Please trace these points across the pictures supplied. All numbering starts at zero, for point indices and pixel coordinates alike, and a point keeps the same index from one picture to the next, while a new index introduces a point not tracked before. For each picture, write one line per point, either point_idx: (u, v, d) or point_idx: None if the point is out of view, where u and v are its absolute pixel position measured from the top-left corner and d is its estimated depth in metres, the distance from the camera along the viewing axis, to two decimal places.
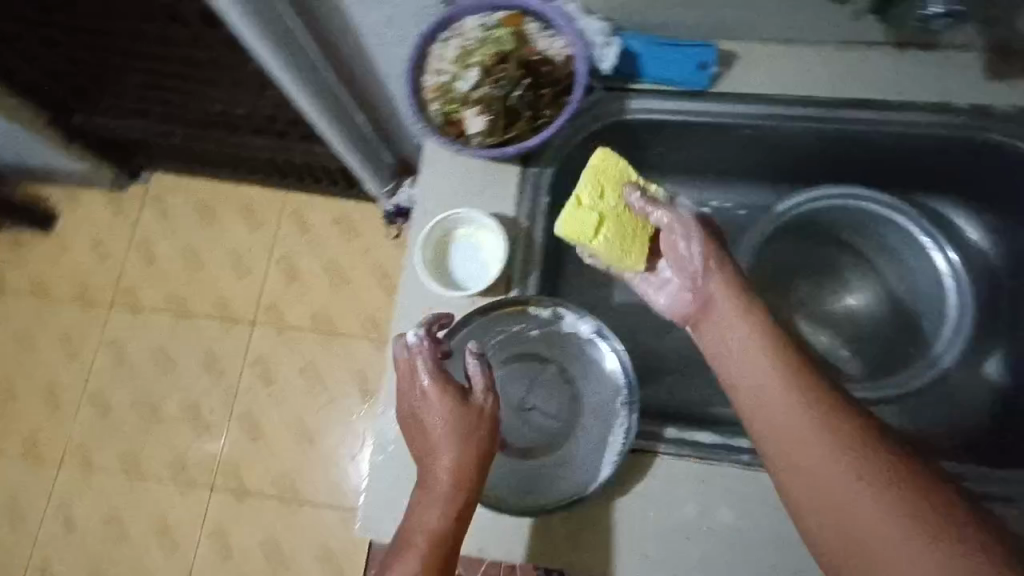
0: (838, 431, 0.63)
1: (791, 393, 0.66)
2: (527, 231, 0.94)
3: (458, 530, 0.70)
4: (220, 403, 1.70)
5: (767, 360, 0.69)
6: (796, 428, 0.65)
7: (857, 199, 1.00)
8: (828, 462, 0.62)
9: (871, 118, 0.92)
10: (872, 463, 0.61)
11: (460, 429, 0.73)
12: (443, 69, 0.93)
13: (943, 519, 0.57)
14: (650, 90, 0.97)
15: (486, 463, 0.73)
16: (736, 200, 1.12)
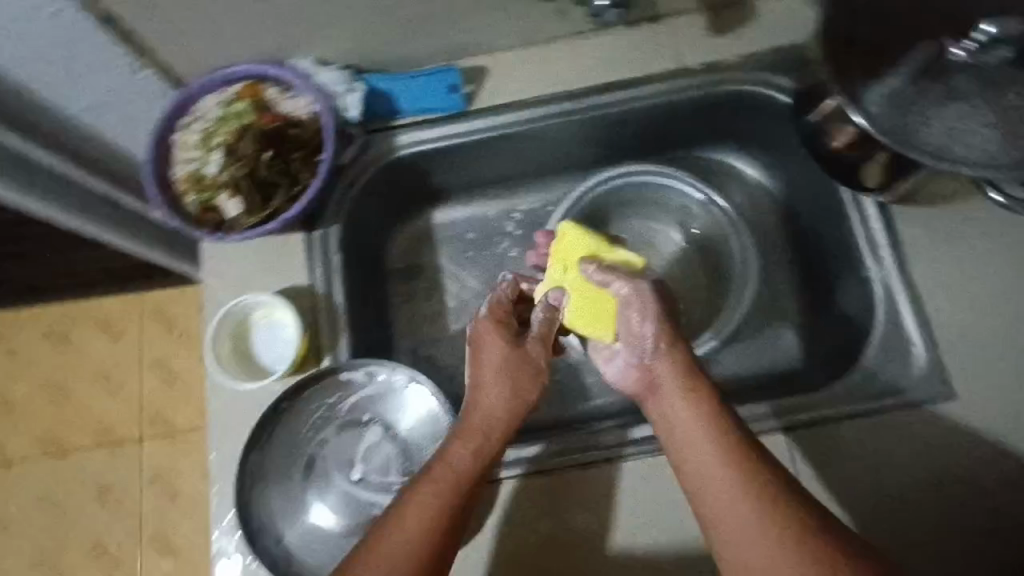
0: (763, 506, 0.62)
1: (721, 466, 0.65)
2: (325, 295, 0.91)
3: (474, 476, 0.73)
4: (128, 536, 1.48)
5: (702, 418, 0.68)
6: (727, 501, 0.63)
7: (653, 176, 1.02)
8: (757, 532, 0.61)
9: (617, 101, 0.95)
10: (791, 539, 0.60)
11: (511, 365, 0.79)
12: (189, 158, 0.90)
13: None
14: (412, 123, 0.96)
15: (520, 407, 0.78)
16: (541, 201, 1.13)
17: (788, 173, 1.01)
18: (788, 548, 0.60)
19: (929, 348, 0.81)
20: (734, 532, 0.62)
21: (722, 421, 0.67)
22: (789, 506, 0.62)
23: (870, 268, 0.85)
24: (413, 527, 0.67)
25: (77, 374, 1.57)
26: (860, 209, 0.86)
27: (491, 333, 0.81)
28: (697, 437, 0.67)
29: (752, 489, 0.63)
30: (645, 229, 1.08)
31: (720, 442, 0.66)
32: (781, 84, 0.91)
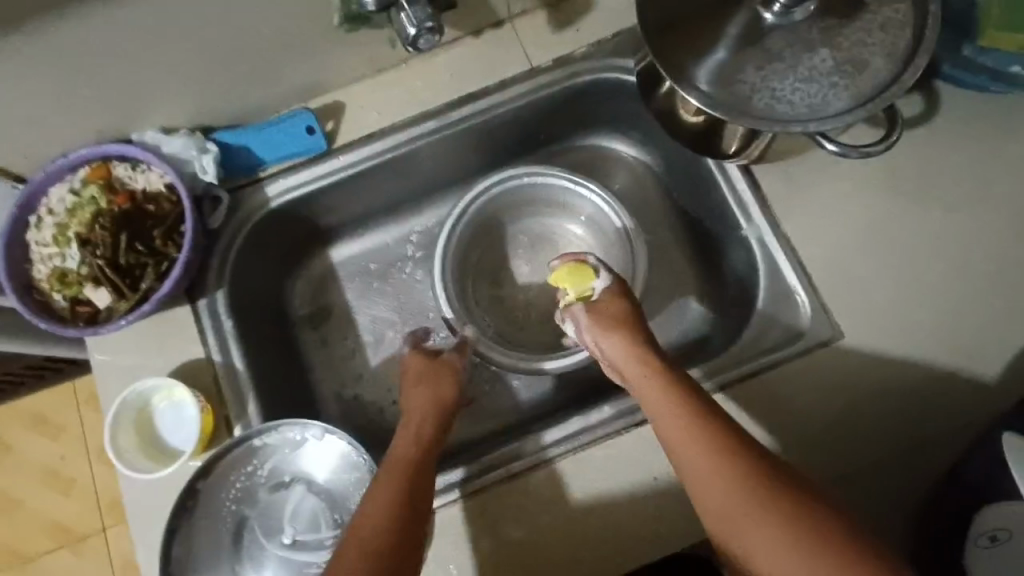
0: (714, 451, 0.66)
1: (674, 401, 0.71)
2: (224, 363, 0.89)
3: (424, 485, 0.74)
4: None
5: (654, 376, 0.74)
6: (684, 420, 0.69)
7: (539, 176, 1.00)
8: (712, 445, 0.66)
9: (477, 111, 0.97)
10: (742, 477, 0.64)
11: (422, 399, 0.86)
12: (46, 256, 0.86)
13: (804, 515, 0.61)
14: (279, 170, 0.95)
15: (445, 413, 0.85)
16: (436, 219, 1.13)
17: (659, 149, 1.04)
18: (741, 486, 0.64)
19: (811, 293, 0.84)
20: (697, 476, 0.66)
21: (672, 383, 0.73)
22: (736, 447, 0.66)
23: (745, 230, 0.89)
24: (375, 505, 0.70)
25: (23, 479, 1.44)
26: (726, 174, 0.90)
27: (413, 366, 0.89)
28: (655, 401, 0.72)
29: (705, 437, 0.67)
30: (543, 228, 1.08)
31: (677, 400, 0.71)
32: (627, 66, 0.95)
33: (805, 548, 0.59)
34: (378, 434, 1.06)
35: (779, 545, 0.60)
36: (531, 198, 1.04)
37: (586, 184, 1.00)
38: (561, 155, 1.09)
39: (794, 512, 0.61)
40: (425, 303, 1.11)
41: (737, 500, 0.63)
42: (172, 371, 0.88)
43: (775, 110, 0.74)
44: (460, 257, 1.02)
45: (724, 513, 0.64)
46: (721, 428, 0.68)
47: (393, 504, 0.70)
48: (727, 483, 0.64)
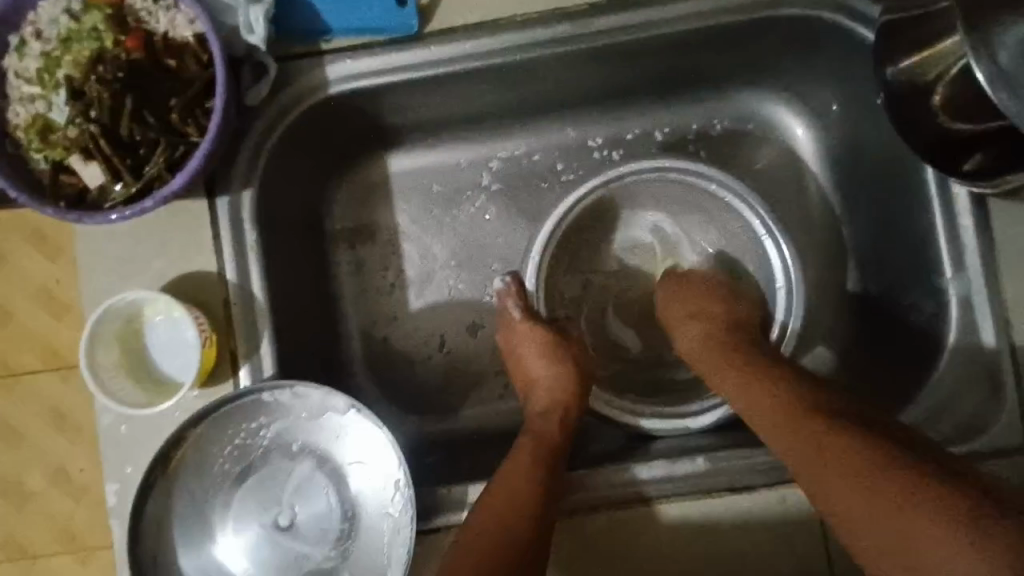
0: (780, 404, 0.63)
1: (745, 379, 0.67)
2: (237, 285, 0.69)
3: (547, 489, 0.64)
4: None
5: (727, 361, 0.70)
6: (750, 388, 0.66)
7: (698, 177, 0.77)
8: (781, 411, 0.62)
9: (636, 25, 0.70)
10: (819, 423, 0.59)
11: (543, 390, 0.75)
12: (24, 102, 0.63)
13: (893, 460, 0.54)
14: (347, 47, 0.71)
15: (568, 413, 0.73)
16: (525, 148, 0.89)
17: (841, 132, 0.79)
18: (816, 433, 0.59)
19: (1012, 384, 0.64)
20: (766, 430, 0.63)
21: (756, 363, 0.68)
22: (805, 399, 0.62)
23: (948, 277, 0.67)
24: (518, 467, 0.66)
25: None
26: (946, 197, 0.66)
27: (535, 332, 0.76)
28: (719, 366, 0.70)
29: (769, 389, 0.65)
30: (679, 234, 0.86)
31: (754, 372, 0.67)
32: (867, 13, 0.67)
33: (881, 476, 0.54)
34: (403, 389, 0.89)
35: (867, 495, 0.54)
36: (693, 198, 0.83)
37: (780, 242, 0.75)
38: (711, 119, 0.85)
39: (876, 457, 0.55)
40: (492, 250, 0.90)
41: (812, 446, 0.58)
42: (176, 282, 0.70)
43: None
44: (568, 232, 0.81)
45: (800, 464, 0.59)
46: (791, 384, 0.65)
47: (510, 508, 0.63)
48: (792, 427, 0.61)
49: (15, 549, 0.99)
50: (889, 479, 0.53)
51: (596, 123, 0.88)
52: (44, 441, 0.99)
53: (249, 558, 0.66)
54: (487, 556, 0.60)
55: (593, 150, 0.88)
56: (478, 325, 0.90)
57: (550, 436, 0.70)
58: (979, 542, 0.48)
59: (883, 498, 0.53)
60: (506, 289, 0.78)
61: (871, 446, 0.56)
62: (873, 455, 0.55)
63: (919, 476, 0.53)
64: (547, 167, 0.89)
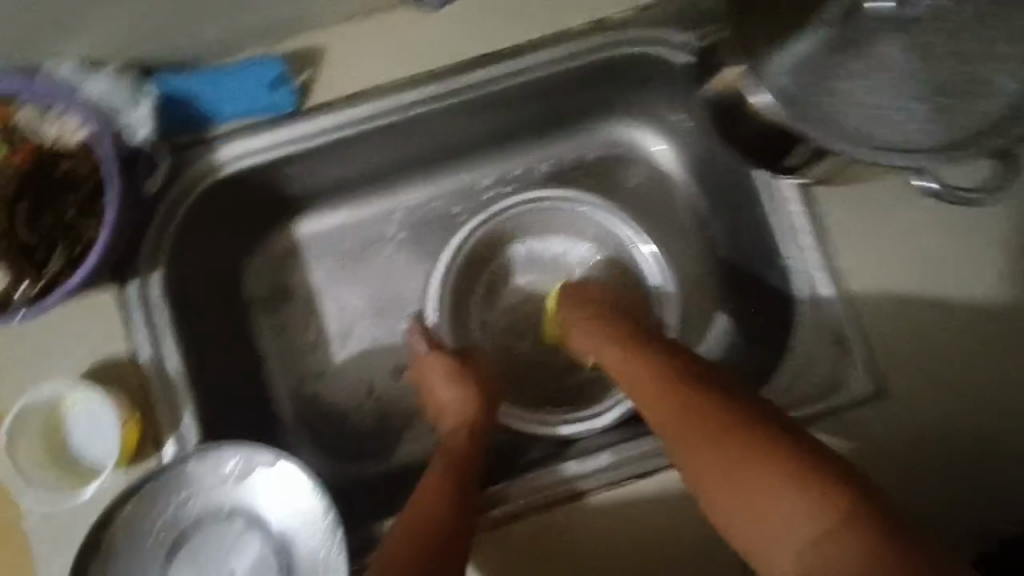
0: (666, 384, 0.64)
1: (638, 370, 0.68)
2: (154, 361, 0.73)
3: (454, 505, 0.67)
4: None
5: (622, 351, 0.72)
6: (646, 380, 0.66)
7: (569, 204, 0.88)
8: (677, 407, 0.61)
9: (493, 77, 0.79)
10: (693, 400, 0.61)
11: (451, 413, 0.79)
12: None
13: (749, 432, 0.55)
14: (233, 130, 0.78)
15: (477, 431, 0.78)
16: (424, 197, 0.97)
17: (693, 145, 0.89)
18: (689, 409, 0.60)
19: (858, 341, 0.73)
20: (651, 409, 0.64)
21: (648, 355, 0.69)
22: (691, 378, 0.64)
23: (789, 258, 0.76)
24: (430, 488, 0.69)
25: None
26: (775, 190, 0.76)
27: (438, 359, 0.82)
28: (617, 355, 0.72)
29: (658, 373, 0.66)
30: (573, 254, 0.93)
31: (653, 368, 0.67)
32: (678, 42, 0.79)
33: (765, 489, 0.53)
34: (338, 440, 0.93)
35: (727, 463, 0.55)
36: (571, 222, 0.91)
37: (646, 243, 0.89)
38: (584, 150, 0.95)
39: (739, 428, 0.56)
40: (406, 295, 0.96)
41: (687, 421, 0.60)
42: (91, 369, 0.73)
43: (870, 131, 0.58)
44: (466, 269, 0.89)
45: (675, 439, 0.60)
46: (681, 367, 0.66)
47: (417, 528, 0.66)
48: (675, 406, 0.61)
49: None
50: (747, 448, 0.55)
51: (484, 166, 0.96)
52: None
53: None
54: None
55: (486, 190, 0.97)
56: (403, 367, 0.95)
57: (458, 454, 0.75)
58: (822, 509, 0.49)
59: (737, 466, 0.54)
60: (414, 329, 0.85)
61: (739, 424, 0.56)
62: (739, 427, 0.56)
63: (775, 445, 0.54)
64: (446, 212, 0.97)
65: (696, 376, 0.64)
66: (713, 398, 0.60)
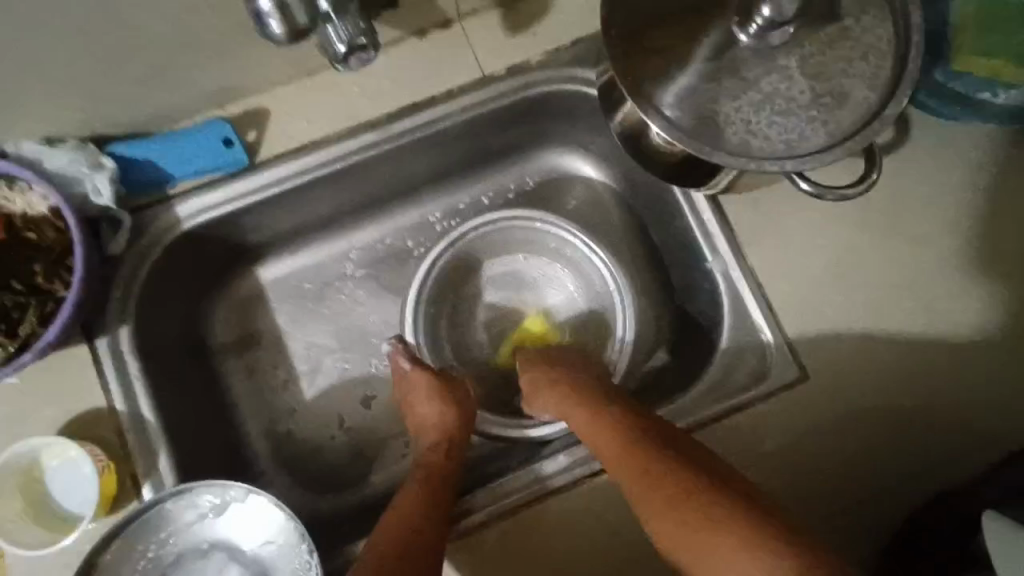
0: (638, 455, 0.69)
1: (610, 440, 0.73)
2: (127, 412, 0.77)
3: (424, 520, 0.72)
4: None
5: (590, 418, 0.76)
6: (618, 451, 0.71)
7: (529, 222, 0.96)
8: (651, 482, 0.67)
9: (428, 122, 0.87)
10: (664, 473, 0.66)
11: (430, 428, 0.83)
12: None
13: (719, 507, 0.62)
14: (190, 188, 0.84)
15: (455, 446, 0.83)
16: (379, 235, 1.03)
17: (621, 166, 0.98)
18: (661, 482, 0.66)
19: (777, 330, 0.80)
20: (625, 478, 0.69)
21: (614, 425, 0.74)
22: (659, 449, 0.69)
23: (710, 261, 0.84)
24: (406, 501, 0.74)
25: None
26: (692, 202, 0.86)
27: (420, 377, 0.86)
28: (587, 421, 0.76)
29: (628, 442, 0.71)
30: (530, 273, 1.02)
31: (621, 438, 0.72)
32: (589, 78, 0.87)
33: (734, 558, 0.58)
34: (313, 473, 0.97)
35: (701, 534, 0.61)
36: (531, 239, 0.99)
37: (600, 253, 0.95)
38: (525, 179, 1.03)
39: (709, 502, 0.62)
40: (369, 328, 1.02)
41: (661, 495, 0.65)
42: (67, 423, 0.77)
43: (753, 146, 0.69)
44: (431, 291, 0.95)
45: (650, 510, 0.65)
46: (649, 434, 0.71)
47: (389, 540, 0.70)
48: (649, 479, 0.67)
49: None
50: (719, 520, 0.61)
51: (432, 202, 1.03)
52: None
53: None
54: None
55: (436, 223, 1.04)
56: (371, 397, 1.00)
57: (435, 468, 0.79)
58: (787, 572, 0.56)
59: (709, 537, 0.60)
60: (395, 349, 0.89)
61: (704, 495, 0.63)
62: (708, 501, 0.63)
63: (742, 516, 0.60)
64: (401, 247, 1.04)
65: (663, 445, 0.70)
66: (681, 472, 0.66)
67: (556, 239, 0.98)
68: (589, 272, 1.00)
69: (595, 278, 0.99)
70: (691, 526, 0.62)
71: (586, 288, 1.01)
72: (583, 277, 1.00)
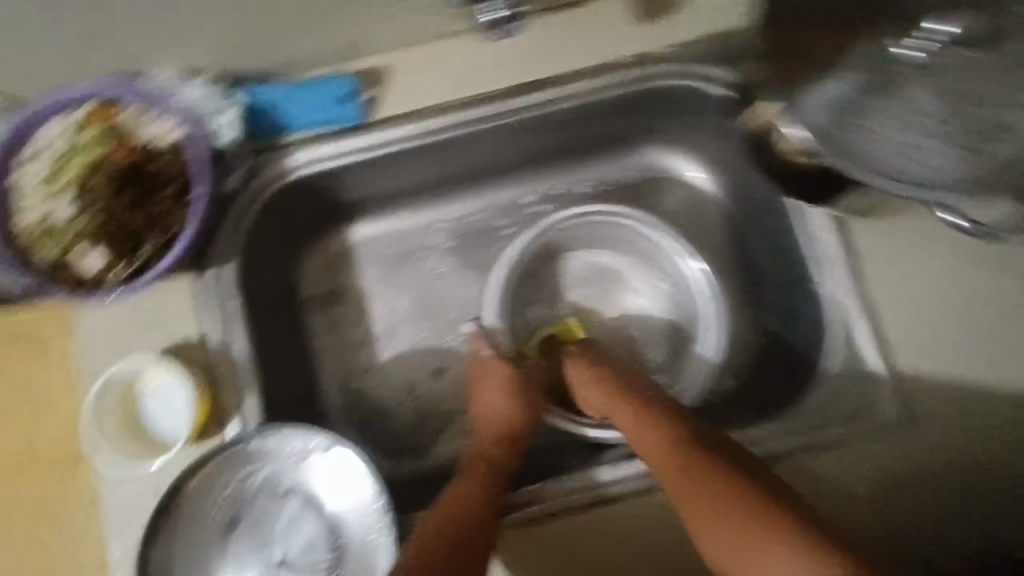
0: (676, 453, 0.70)
1: (654, 439, 0.72)
2: (219, 348, 0.78)
3: (479, 515, 0.71)
4: None
5: (633, 416, 0.76)
6: (661, 452, 0.71)
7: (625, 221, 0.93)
8: (696, 486, 0.66)
9: (547, 102, 0.85)
10: (709, 474, 0.66)
11: (495, 422, 0.83)
12: (32, 205, 0.75)
13: (755, 504, 0.63)
14: (306, 139, 0.84)
15: (515, 444, 0.82)
16: (470, 209, 1.02)
17: (731, 172, 0.95)
18: (700, 479, 0.66)
19: (886, 364, 0.77)
20: (669, 481, 0.69)
21: (657, 425, 0.74)
22: (697, 446, 0.70)
23: (819, 285, 0.81)
24: (465, 491, 0.74)
25: None
26: (803, 219, 0.81)
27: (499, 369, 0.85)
28: (627, 416, 0.77)
29: (667, 440, 0.71)
30: (616, 271, 0.97)
31: (664, 439, 0.72)
32: (715, 77, 0.83)
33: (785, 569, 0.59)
34: (378, 436, 0.97)
35: (737, 530, 0.62)
36: (625, 239, 0.96)
37: (698, 259, 0.94)
38: (626, 174, 1.00)
39: (746, 500, 0.63)
40: (450, 301, 1.01)
41: (702, 493, 0.65)
42: (165, 350, 0.78)
43: (894, 165, 0.70)
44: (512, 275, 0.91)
45: (687, 505, 0.66)
46: (686, 431, 0.72)
47: (445, 528, 0.70)
48: (686, 477, 0.67)
49: None
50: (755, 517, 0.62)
51: (530, 183, 1.02)
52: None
53: None
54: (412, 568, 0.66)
55: (528, 206, 1.02)
56: (442, 369, 1.00)
57: (494, 464, 0.79)
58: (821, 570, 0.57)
59: (747, 533, 0.62)
60: (473, 331, 0.88)
61: (752, 501, 0.63)
62: (751, 501, 0.63)
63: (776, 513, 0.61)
64: (492, 224, 1.03)
65: (700, 442, 0.70)
66: (718, 469, 0.67)
67: (649, 244, 0.96)
68: (675, 283, 0.96)
69: (686, 285, 0.95)
70: (741, 535, 0.62)
71: (675, 293, 0.96)
72: (674, 283, 0.96)
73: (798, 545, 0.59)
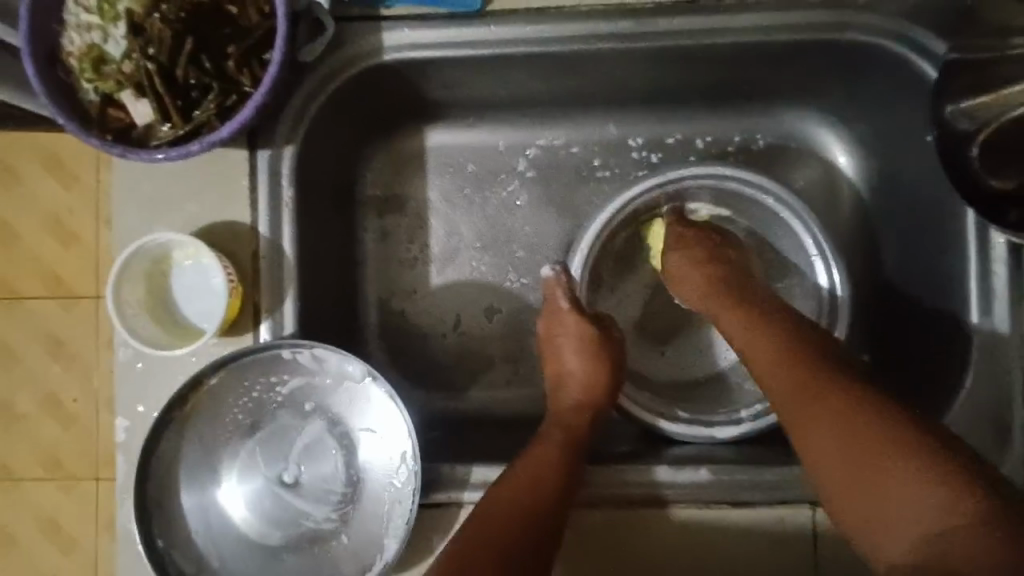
0: (798, 367, 0.62)
1: (760, 331, 0.66)
2: (269, 240, 0.69)
3: (559, 485, 0.65)
4: (12, 462, 1.10)
5: (733, 305, 0.71)
6: (764, 349, 0.65)
7: (759, 190, 0.77)
8: (799, 382, 0.60)
9: (697, 29, 0.70)
10: (822, 371, 0.60)
11: (577, 383, 0.76)
12: (79, 32, 0.63)
13: (892, 423, 0.55)
14: (405, 15, 0.71)
15: (596, 412, 0.75)
16: (565, 139, 0.89)
17: (883, 161, 0.79)
18: (834, 393, 0.58)
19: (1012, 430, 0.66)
20: (776, 380, 0.62)
21: (765, 319, 0.68)
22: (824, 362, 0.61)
23: (972, 322, 0.70)
24: (540, 457, 0.67)
25: None
26: (983, 241, 0.69)
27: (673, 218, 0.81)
28: (731, 315, 0.70)
29: (787, 351, 0.63)
30: None
31: (768, 335, 0.66)
32: (932, 49, 0.68)
33: (895, 464, 0.53)
34: (413, 362, 0.89)
35: (863, 454, 0.54)
36: (762, 220, 0.82)
37: (833, 265, 0.77)
38: (756, 137, 0.85)
39: (876, 413, 0.55)
40: (520, 237, 0.90)
41: (811, 384, 0.60)
42: (205, 227, 0.70)
43: None
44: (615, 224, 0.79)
45: (791, 403, 0.60)
46: (811, 345, 0.64)
47: (519, 498, 0.64)
48: (813, 392, 0.59)
49: (57, 470, 1.10)
50: (881, 444, 0.54)
51: (640, 123, 0.87)
52: (41, 365, 1.10)
53: (250, 506, 0.67)
54: (481, 536, 0.61)
55: (633, 149, 0.88)
56: (494, 309, 0.89)
57: (574, 430, 0.72)
58: (958, 495, 0.50)
59: (871, 460, 0.54)
60: (555, 279, 0.78)
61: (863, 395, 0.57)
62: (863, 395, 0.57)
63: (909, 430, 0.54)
64: (584, 161, 0.89)
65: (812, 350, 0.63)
66: (860, 395, 0.57)
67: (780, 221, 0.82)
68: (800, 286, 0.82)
69: (803, 279, 0.82)
70: (841, 428, 0.56)
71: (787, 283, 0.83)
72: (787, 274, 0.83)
73: (951, 495, 0.50)
